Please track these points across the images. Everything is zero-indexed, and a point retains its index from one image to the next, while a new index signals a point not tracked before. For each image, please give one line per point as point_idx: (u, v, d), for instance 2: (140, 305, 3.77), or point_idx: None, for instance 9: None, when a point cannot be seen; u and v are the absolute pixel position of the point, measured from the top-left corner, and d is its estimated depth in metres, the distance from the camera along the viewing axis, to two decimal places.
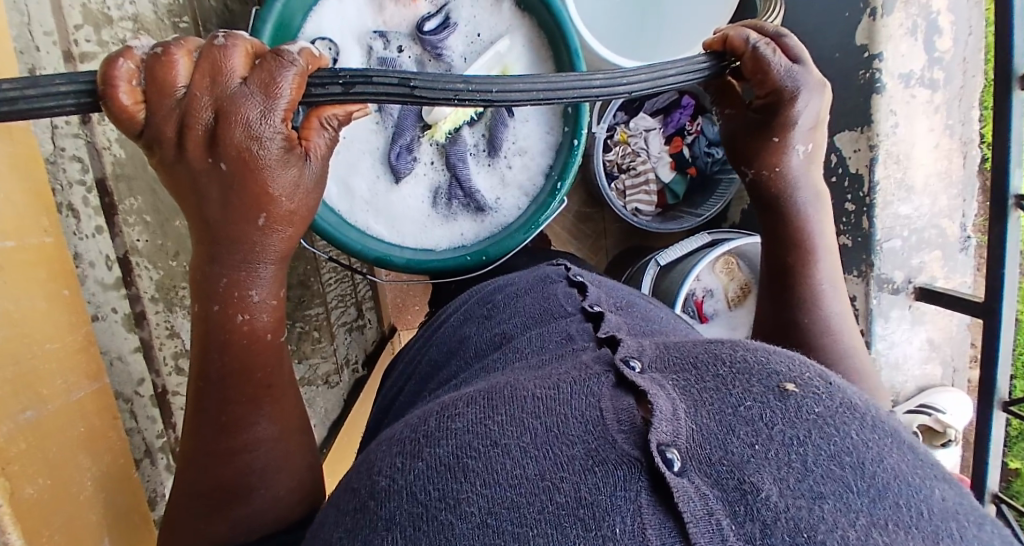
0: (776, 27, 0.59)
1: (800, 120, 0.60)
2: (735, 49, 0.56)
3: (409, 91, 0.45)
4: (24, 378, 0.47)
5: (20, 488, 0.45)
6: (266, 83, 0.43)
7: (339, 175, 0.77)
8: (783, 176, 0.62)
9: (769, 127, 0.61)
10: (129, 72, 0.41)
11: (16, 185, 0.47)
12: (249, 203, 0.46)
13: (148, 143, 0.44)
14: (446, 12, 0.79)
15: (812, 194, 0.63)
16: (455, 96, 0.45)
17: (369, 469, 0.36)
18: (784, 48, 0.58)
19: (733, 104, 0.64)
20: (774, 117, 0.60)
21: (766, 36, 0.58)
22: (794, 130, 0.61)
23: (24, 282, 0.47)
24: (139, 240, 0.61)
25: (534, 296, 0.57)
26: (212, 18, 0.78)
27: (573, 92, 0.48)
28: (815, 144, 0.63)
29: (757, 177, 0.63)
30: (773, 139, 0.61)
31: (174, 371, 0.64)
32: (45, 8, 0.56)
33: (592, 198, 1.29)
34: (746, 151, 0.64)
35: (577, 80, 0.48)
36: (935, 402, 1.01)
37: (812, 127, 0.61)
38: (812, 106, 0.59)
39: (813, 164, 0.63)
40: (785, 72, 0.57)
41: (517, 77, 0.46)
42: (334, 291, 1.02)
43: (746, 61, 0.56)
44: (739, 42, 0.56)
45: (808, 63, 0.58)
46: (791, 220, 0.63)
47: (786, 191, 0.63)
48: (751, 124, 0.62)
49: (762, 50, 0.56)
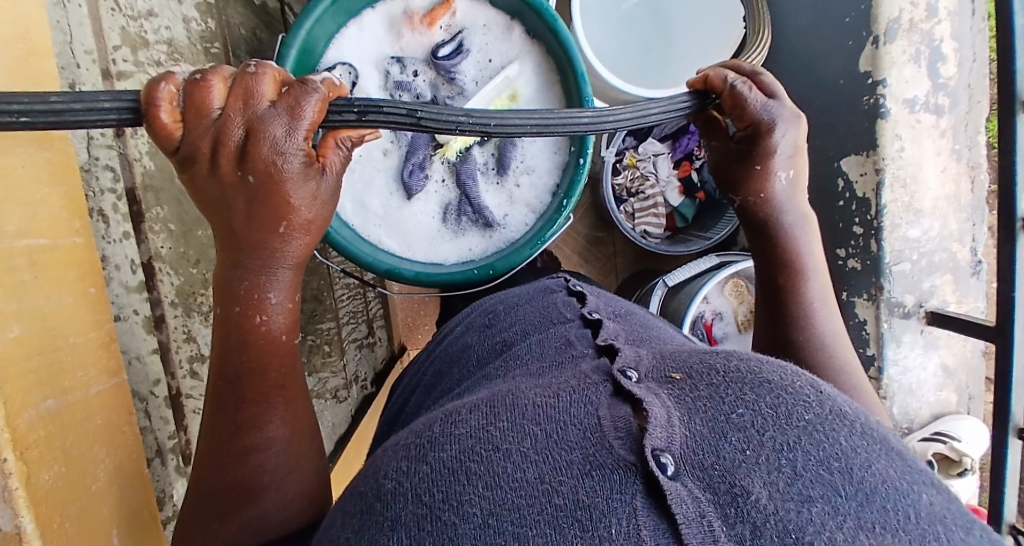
0: (754, 66, 0.63)
1: (780, 149, 0.62)
2: (715, 89, 0.59)
3: (416, 121, 0.48)
4: (49, 370, 0.49)
5: (37, 474, 0.47)
6: (292, 105, 0.47)
7: (354, 193, 0.81)
8: (769, 202, 0.64)
9: (751, 156, 0.62)
10: (170, 94, 0.44)
11: (53, 191, 0.51)
12: (271, 213, 0.50)
13: (183, 161, 0.47)
14: (459, 40, 0.83)
15: (799, 216, 0.65)
16: (456, 126, 0.49)
17: (376, 467, 0.37)
18: (760, 84, 0.61)
19: (717, 136, 0.65)
20: (756, 147, 0.61)
21: (744, 74, 0.62)
22: (775, 158, 0.62)
23: (54, 279, 0.50)
24: (163, 246, 0.65)
25: (534, 305, 0.59)
26: (242, 44, 0.83)
27: (564, 127, 0.52)
28: (797, 170, 0.64)
29: (744, 203, 0.65)
30: (756, 167, 0.63)
31: (189, 374, 0.68)
32: (86, 29, 0.61)
33: (602, 221, 1.31)
34: (731, 179, 0.65)
35: (567, 117, 0.51)
36: (952, 430, 0.99)
37: (792, 154, 0.63)
38: (789, 135, 0.61)
39: (797, 188, 0.65)
40: (762, 106, 0.59)
41: (512, 110, 0.49)
42: (347, 307, 1.05)
43: (725, 97, 0.59)
44: (717, 82, 0.59)
45: (783, 96, 0.60)
46: (779, 242, 0.64)
47: (773, 214, 0.64)
48: (734, 153, 0.64)
49: (739, 88, 0.59)
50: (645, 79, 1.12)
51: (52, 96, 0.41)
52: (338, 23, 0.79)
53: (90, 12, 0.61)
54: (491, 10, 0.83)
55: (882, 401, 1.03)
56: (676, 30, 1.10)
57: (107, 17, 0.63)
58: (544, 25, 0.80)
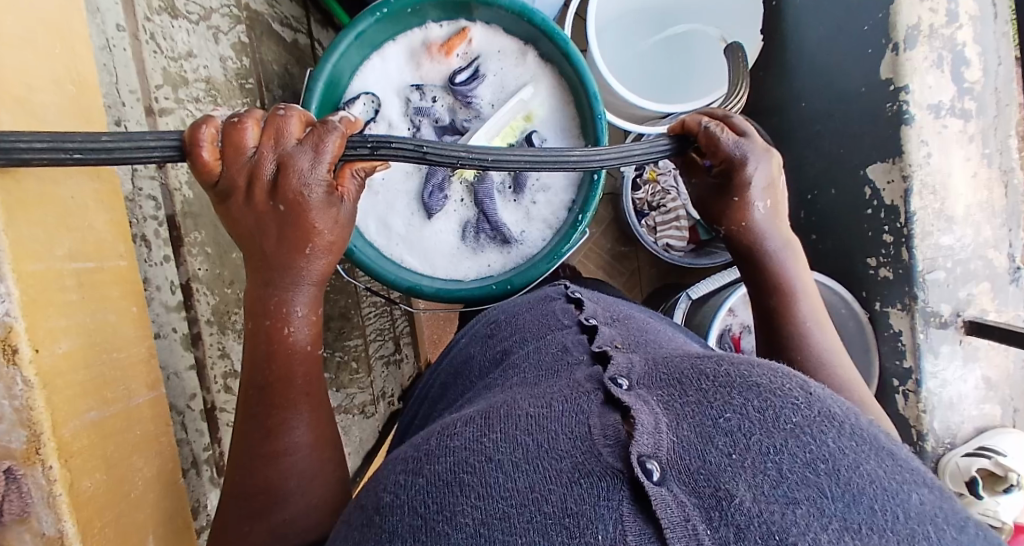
0: (726, 111, 0.68)
1: (755, 180, 0.65)
2: (692, 131, 0.66)
3: (422, 155, 0.54)
4: (95, 383, 0.53)
5: (80, 481, 0.50)
6: (317, 142, 0.51)
7: (378, 214, 0.85)
8: (751, 230, 0.66)
9: (728, 190, 0.66)
10: (211, 135, 0.49)
11: (103, 218, 0.56)
12: (298, 238, 0.53)
13: (221, 194, 0.52)
14: (475, 66, 0.86)
15: (783, 242, 0.67)
16: (457, 160, 0.56)
17: (378, 480, 0.39)
18: (732, 125, 0.67)
19: (697, 174, 0.70)
20: (731, 180, 0.65)
21: (717, 118, 0.67)
22: (751, 189, 0.65)
23: (99, 299, 0.54)
24: (200, 268, 0.70)
25: (534, 314, 0.63)
26: (274, 79, 0.89)
27: (555, 164, 0.59)
28: (774, 200, 0.67)
29: (728, 233, 0.68)
30: (735, 200, 0.66)
31: (223, 389, 0.73)
32: (131, 71, 0.67)
33: (625, 237, 1.32)
34: (714, 211, 0.68)
35: (557, 156, 0.59)
36: (996, 445, 0.94)
37: (768, 185, 0.66)
38: (762, 168, 0.65)
39: (778, 217, 0.67)
40: (733, 144, 0.64)
41: (507, 150, 0.57)
42: (374, 324, 1.09)
43: (701, 138, 0.65)
44: (694, 125, 0.66)
45: (752, 134, 0.65)
46: (767, 269, 0.66)
47: (757, 241, 0.66)
48: (713, 187, 0.68)
49: (712, 129, 0.65)
50: (662, 92, 1.15)
51: (104, 136, 0.46)
52: (362, 55, 0.84)
53: (134, 54, 0.67)
54: (506, 36, 0.86)
55: (921, 416, 0.99)
56: (695, 54, 1.12)
57: (150, 59, 0.69)
58: (556, 49, 0.82)
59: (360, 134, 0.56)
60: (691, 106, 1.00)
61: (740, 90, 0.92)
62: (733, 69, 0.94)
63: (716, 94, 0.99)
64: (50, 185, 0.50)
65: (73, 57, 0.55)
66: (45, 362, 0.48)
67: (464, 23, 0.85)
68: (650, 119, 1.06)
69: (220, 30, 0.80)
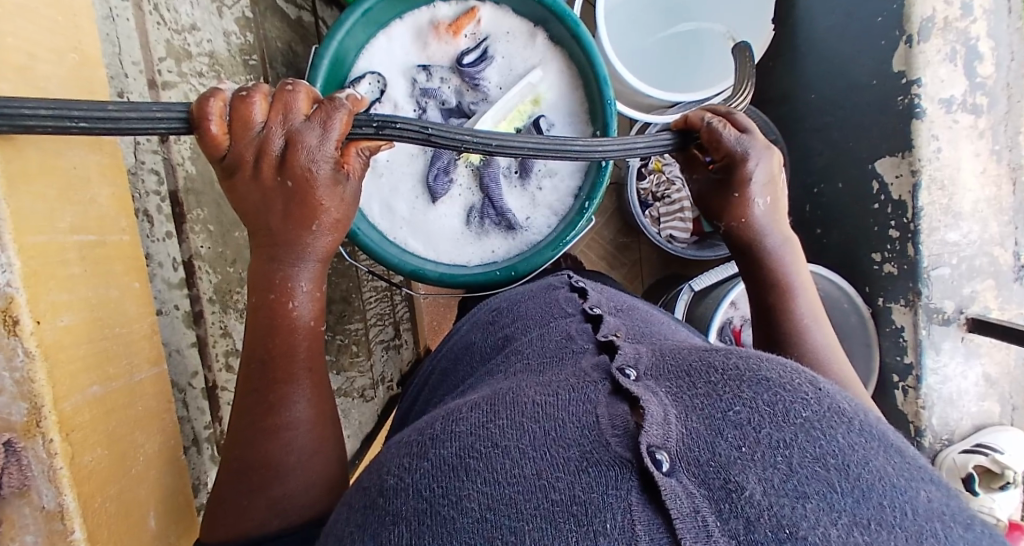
0: (728, 107, 0.68)
1: (755, 176, 0.65)
2: (694, 127, 0.65)
3: (427, 136, 0.53)
4: (98, 355, 0.53)
5: (81, 455, 0.50)
6: (324, 119, 0.50)
7: (382, 197, 0.84)
8: (751, 226, 0.66)
9: (729, 185, 0.66)
10: (219, 109, 0.48)
11: (105, 192, 0.55)
12: (302, 216, 0.53)
13: (227, 169, 0.51)
14: (484, 47, 0.85)
15: (782, 238, 0.66)
16: (462, 143, 0.55)
17: (381, 463, 0.38)
18: (734, 121, 0.66)
19: (697, 170, 0.69)
20: (732, 175, 0.65)
21: (719, 114, 0.67)
22: (751, 185, 0.65)
23: (103, 273, 0.54)
24: (202, 246, 0.70)
25: (536, 302, 0.62)
26: (278, 57, 0.88)
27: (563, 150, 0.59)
28: (774, 196, 0.67)
29: (728, 229, 0.67)
30: (734, 195, 0.66)
31: (224, 369, 0.72)
32: (134, 42, 0.66)
33: (628, 227, 1.32)
34: (714, 207, 0.68)
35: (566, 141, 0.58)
36: (994, 442, 0.94)
37: (768, 181, 0.66)
38: (763, 164, 0.65)
39: (777, 213, 0.67)
40: (735, 140, 0.64)
41: (513, 134, 0.56)
42: (374, 309, 1.08)
43: (703, 134, 0.65)
44: (696, 121, 0.66)
45: (753, 130, 0.65)
46: (765, 266, 0.66)
47: (755, 237, 0.66)
48: (714, 182, 0.67)
49: (714, 125, 0.64)
50: (669, 80, 1.14)
51: (110, 105, 0.45)
52: (367, 34, 0.82)
53: (138, 26, 0.66)
54: (515, 17, 0.85)
55: (920, 411, 0.99)
56: (703, 42, 1.11)
57: (153, 31, 0.68)
58: (567, 32, 0.81)
59: (365, 113, 0.55)
60: (699, 96, 0.99)
61: (745, 89, 0.90)
62: (739, 70, 0.91)
63: (720, 88, 0.98)
64: (52, 155, 0.49)
65: (75, 25, 0.53)
66: (47, 335, 0.47)
67: (473, 3, 0.84)
68: (658, 107, 1.05)
69: (224, 4, 0.78)
